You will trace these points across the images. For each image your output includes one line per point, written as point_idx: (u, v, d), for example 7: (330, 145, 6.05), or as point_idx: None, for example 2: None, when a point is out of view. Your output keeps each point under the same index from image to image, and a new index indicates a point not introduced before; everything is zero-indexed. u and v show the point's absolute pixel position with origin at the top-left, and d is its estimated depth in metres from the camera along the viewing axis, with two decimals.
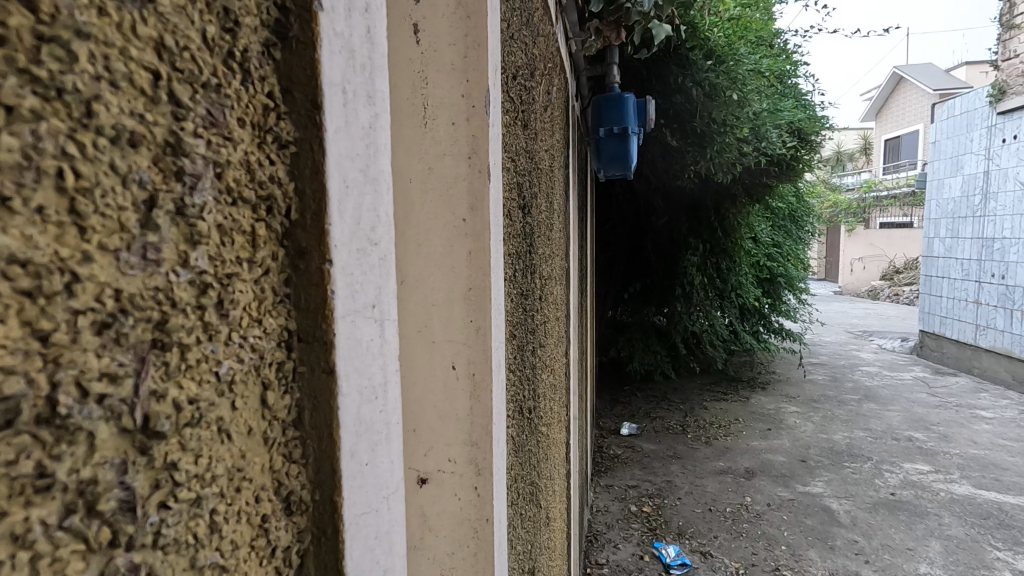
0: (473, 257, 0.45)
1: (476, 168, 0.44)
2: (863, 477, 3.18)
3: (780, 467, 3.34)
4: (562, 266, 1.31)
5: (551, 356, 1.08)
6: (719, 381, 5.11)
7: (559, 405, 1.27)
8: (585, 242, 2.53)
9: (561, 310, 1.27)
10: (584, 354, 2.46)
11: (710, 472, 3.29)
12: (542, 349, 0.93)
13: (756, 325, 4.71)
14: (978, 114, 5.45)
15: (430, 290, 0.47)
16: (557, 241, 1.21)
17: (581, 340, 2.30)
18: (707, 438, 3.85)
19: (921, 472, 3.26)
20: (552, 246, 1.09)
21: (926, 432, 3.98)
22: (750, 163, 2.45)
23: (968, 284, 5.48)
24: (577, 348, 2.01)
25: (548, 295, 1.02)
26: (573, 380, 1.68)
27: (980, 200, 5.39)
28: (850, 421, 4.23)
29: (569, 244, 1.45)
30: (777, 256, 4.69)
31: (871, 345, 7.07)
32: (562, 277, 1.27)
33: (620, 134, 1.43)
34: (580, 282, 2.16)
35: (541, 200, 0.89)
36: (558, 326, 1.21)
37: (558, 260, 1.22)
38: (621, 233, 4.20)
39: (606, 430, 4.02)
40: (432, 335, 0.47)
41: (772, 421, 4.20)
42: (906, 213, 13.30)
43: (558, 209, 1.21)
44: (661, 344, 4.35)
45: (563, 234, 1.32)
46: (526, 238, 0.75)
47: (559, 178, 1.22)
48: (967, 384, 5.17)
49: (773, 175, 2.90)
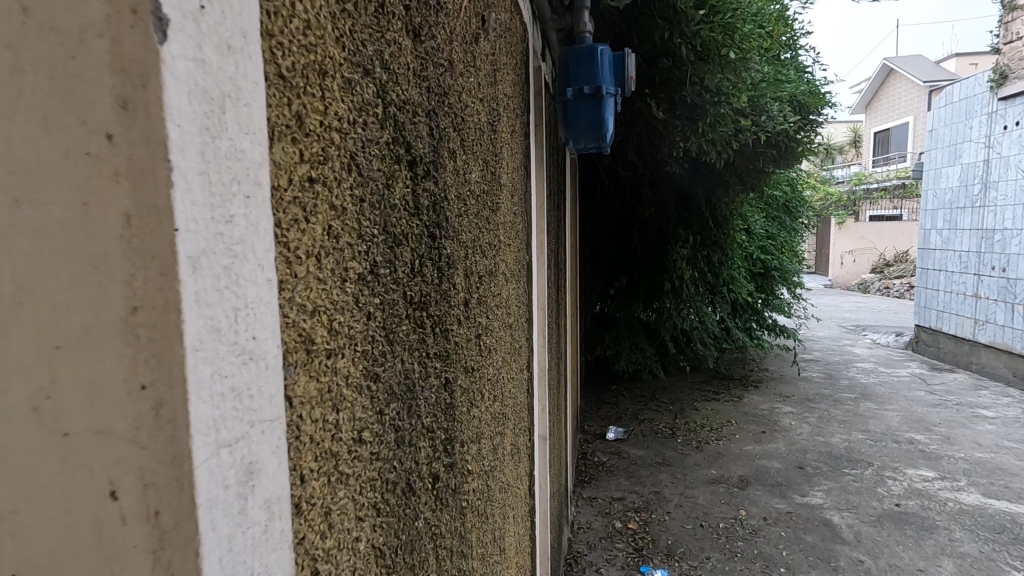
0: (143, 241, 0.20)
1: (134, 36, 0.19)
2: (863, 486, 2.96)
3: (776, 475, 3.11)
4: (518, 257, 1.05)
5: (495, 378, 0.82)
6: (710, 380, 4.90)
7: (515, 431, 1.02)
8: (563, 233, 2.27)
9: (516, 313, 1.02)
10: (561, 356, 2.22)
11: (701, 481, 3.06)
12: (472, 374, 0.68)
13: (749, 321, 4.48)
14: (977, 100, 5.25)
15: (51, 309, 0.19)
16: (508, 227, 0.94)
17: (557, 342, 2.04)
18: (697, 442, 3.63)
19: (925, 480, 3.05)
20: (495, 234, 0.83)
21: (928, 434, 3.77)
22: (747, 140, 2.23)
23: (967, 277, 5.32)
24: (549, 355, 1.76)
25: (486, 297, 0.76)
26: (542, 392, 1.44)
27: (979, 189, 5.20)
28: (848, 422, 4.02)
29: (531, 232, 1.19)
30: (771, 249, 4.46)
31: (865, 341, 6.91)
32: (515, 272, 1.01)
33: (592, 94, 1.15)
34: (553, 276, 1.90)
35: (463, 163, 0.63)
36: (510, 335, 0.96)
37: (509, 252, 0.96)
38: (607, 225, 3.91)
39: (591, 434, 3.78)
40: (61, 417, 0.19)
41: (766, 422, 3.98)
42: (897, 207, 13.16)
43: (509, 187, 0.95)
44: (649, 342, 4.14)
45: (519, 219, 1.06)
46: (421, 213, 0.48)
47: (510, 147, 0.96)
48: (966, 381, 4.99)
49: (770, 158, 2.65)
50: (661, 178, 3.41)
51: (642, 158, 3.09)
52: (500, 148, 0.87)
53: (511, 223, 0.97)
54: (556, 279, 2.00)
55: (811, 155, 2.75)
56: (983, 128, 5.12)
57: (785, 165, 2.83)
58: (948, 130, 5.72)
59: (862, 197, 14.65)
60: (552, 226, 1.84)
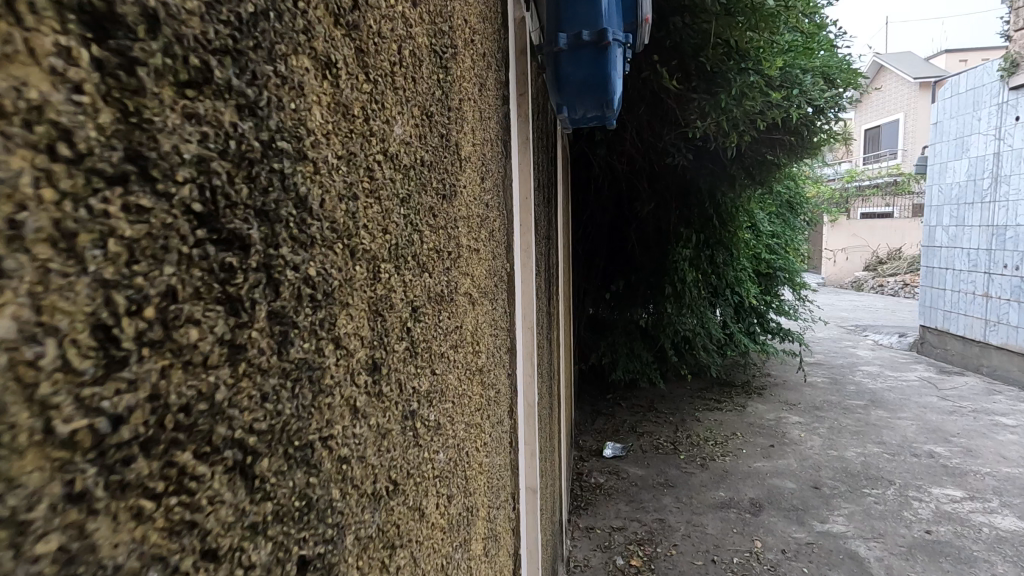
0: None
1: None
2: (888, 509, 2.69)
3: (790, 498, 2.83)
4: (492, 268, 0.74)
5: (449, 466, 0.51)
6: (711, 387, 4.62)
7: (492, 513, 0.72)
8: (553, 232, 1.98)
9: (489, 346, 0.71)
10: (553, 375, 1.92)
11: (709, 505, 2.77)
12: (397, 494, 0.37)
13: (752, 325, 4.20)
14: (986, 90, 5.00)
15: None
16: (473, 224, 0.63)
17: (548, 361, 1.75)
18: (701, 458, 3.35)
19: (953, 500, 2.79)
20: (448, 237, 0.52)
21: (948, 446, 3.51)
22: (777, 114, 1.94)
23: (976, 276, 5.08)
24: (540, 379, 1.46)
25: (427, 343, 0.45)
26: (531, 432, 1.14)
27: (988, 184, 4.96)
28: (861, 433, 3.76)
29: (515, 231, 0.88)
30: (776, 248, 4.19)
31: (867, 342, 6.67)
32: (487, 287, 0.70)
33: (594, 41, 0.84)
34: (544, 284, 1.61)
35: (357, 88, 0.31)
36: (480, 384, 0.65)
37: (476, 261, 0.65)
38: (602, 222, 3.62)
39: (586, 451, 3.49)
40: None
41: (773, 435, 3.71)
42: (890, 204, 13.01)
43: (475, 164, 0.64)
44: (647, 349, 3.85)
45: (493, 214, 0.75)
46: (158, 186, 0.17)
47: (476, 106, 0.65)
48: (978, 386, 4.75)
49: (784, 146, 2.38)
50: (663, 170, 3.12)
51: (641, 146, 2.81)
52: (458, 102, 0.56)
53: (480, 220, 0.67)
54: (547, 288, 1.71)
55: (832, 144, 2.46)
56: (992, 120, 4.89)
57: (801, 156, 2.54)
58: (955, 123, 5.47)
59: (854, 195, 14.52)
60: (540, 224, 1.54)
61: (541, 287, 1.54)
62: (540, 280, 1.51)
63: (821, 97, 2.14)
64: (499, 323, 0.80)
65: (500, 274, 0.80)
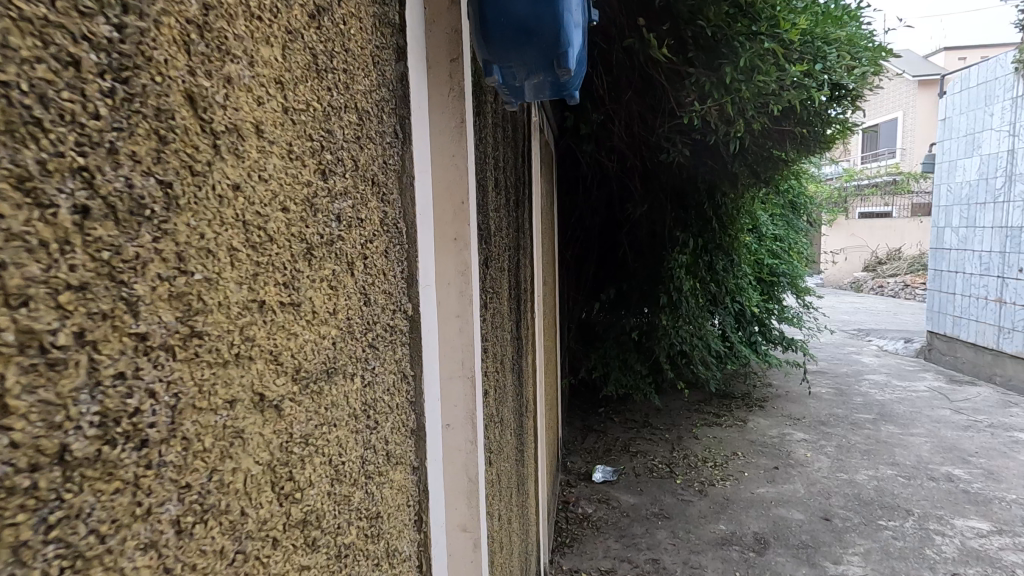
0: None
1: None
2: (908, 546, 2.41)
3: (799, 533, 2.54)
4: (349, 322, 0.44)
5: None
6: (709, 400, 4.34)
7: None
8: (526, 240, 1.70)
9: (338, 459, 0.41)
10: (526, 410, 1.63)
11: (709, 542, 2.48)
12: None
13: (753, 335, 3.91)
14: (999, 85, 4.72)
15: None
16: (273, 256, 0.33)
17: (517, 396, 1.46)
18: (699, 483, 3.07)
19: (979, 535, 2.52)
20: (129, 298, 0.23)
21: (967, 468, 3.23)
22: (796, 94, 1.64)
23: (989, 280, 4.81)
24: (499, 428, 1.17)
25: None
26: (470, 517, 0.85)
27: (1002, 183, 4.68)
28: (872, 452, 3.48)
29: (426, 253, 0.59)
30: (778, 251, 3.92)
31: (872, 348, 6.40)
32: (328, 362, 0.40)
33: None
34: (508, 305, 1.32)
35: None
36: (300, 555, 0.36)
37: (286, 321, 0.35)
38: (591, 226, 3.33)
39: (574, 475, 3.20)
40: None
41: (778, 455, 3.43)
42: (890, 203, 12.75)
43: (280, 143, 0.34)
44: (641, 362, 3.56)
45: (358, 231, 0.45)
46: None
47: (285, 40, 0.35)
48: (992, 397, 4.47)
49: (793, 137, 2.09)
50: (658, 167, 2.82)
51: (631, 141, 2.53)
52: (189, 5, 0.27)
53: (305, 247, 0.37)
54: (515, 309, 1.43)
55: (849, 136, 2.17)
56: (1006, 116, 4.62)
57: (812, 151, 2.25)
58: (965, 119, 5.18)
59: (853, 195, 14.28)
60: (503, 232, 1.26)
61: (504, 310, 1.26)
62: (502, 303, 1.22)
63: (841, 79, 1.84)
64: (379, 401, 0.50)
65: (379, 327, 0.50)
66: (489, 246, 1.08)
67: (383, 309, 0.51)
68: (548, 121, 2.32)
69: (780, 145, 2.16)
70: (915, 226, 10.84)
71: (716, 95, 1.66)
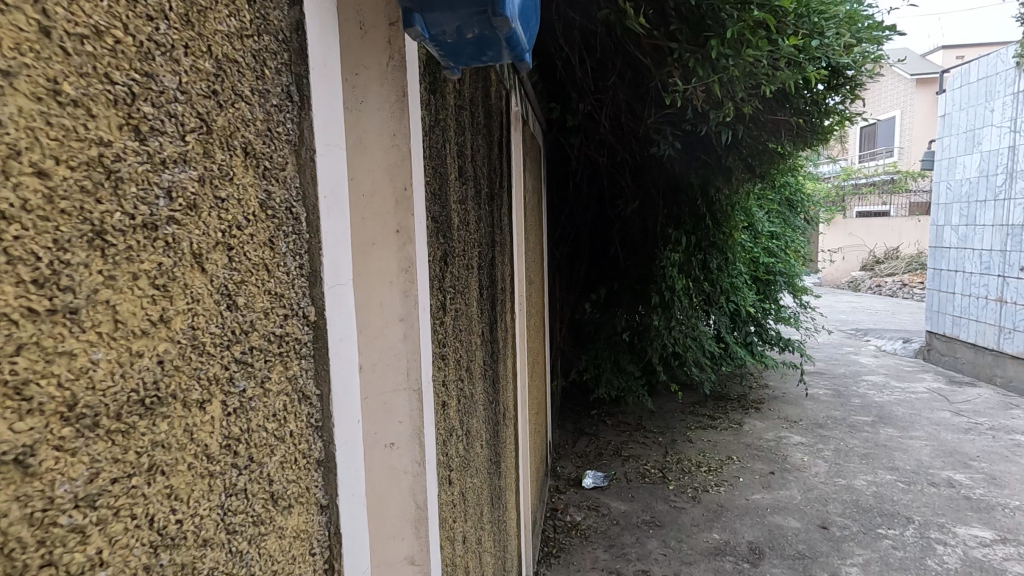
0: None
1: None
2: (909, 556, 2.32)
3: (795, 542, 2.44)
4: (195, 331, 0.33)
5: None
6: (705, 402, 4.25)
7: None
8: (505, 237, 1.60)
9: (169, 518, 0.31)
10: (504, 419, 1.53)
11: (702, 552, 2.38)
12: None
13: (749, 335, 3.81)
14: (1000, 80, 4.62)
15: None
16: (9, 243, 0.23)
17: (492, 405, 1.36)
18: (693, 489, 2.97)
19: (982, 544, 2.42)
20: None
21: (968, 472, 3.14)
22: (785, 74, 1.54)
23: (989, 279, 4.71)
24: (466, 441, 1.07)
25: None
26: (420, 550, 0.75)
27: (1003, 180, 4.58)
28: (871, 456, 3.39)
29: (339, 248, 0.49)
30: (774, 249, 3.82)
31: (870, 349, 6.31)
32: (146, 388, 0.30)
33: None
34: (479, 306, 1.22)
35: None
36: None
37: (46, 336, 0.25)
38: (581, 223, 3.22)
39: (563, 480, 3.11)
40: None
41: (774, 459, 3.33)
42: (887, 202, 12.69)
43: (27, 81, 0.24)
44: (634, 363, 3.46)
45: (213, 215, 0.35)
46: None
47: None
48: (992, 399, 4.38)
49: (790, 128, 1.99)
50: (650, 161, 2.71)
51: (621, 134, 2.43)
52: None
53: (89, 229, 0.26)
54: (488, 310, 1.33)
55: (848, 125, 2.06)
56: (1007, 111, 4.52)
57: (809, 143, 2.15)
58: (965, 115, 5.08)
59: (850, 194, 14.20)
60: (471, 225, 1.16)
61: (473, 312, 1.15)
62: (470, 304, 1.12)
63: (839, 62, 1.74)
64: (255, 434, 0.39)
65: (258, 338, 0.40)
66: (451, 239, 0.98)
67: (264, 316, 0.40)
68: (534, 113, 2.23)
69: (775, 137, 2.07)
70: (913, 226, 10.77)
71: (704, 80, 1.57)
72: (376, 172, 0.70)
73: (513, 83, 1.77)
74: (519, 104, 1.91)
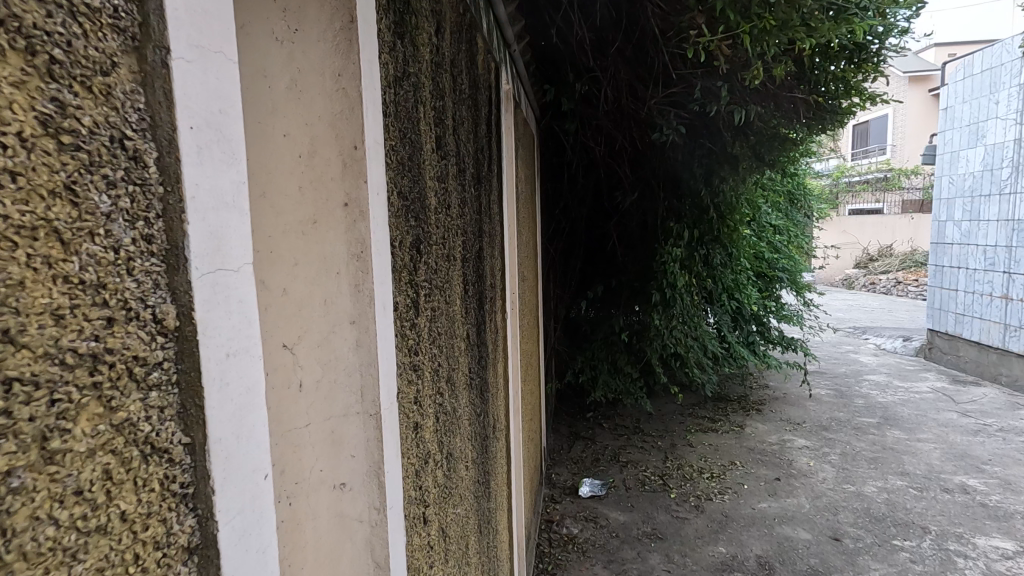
0: None
1: None
2: (929, 571, 2.17)
3: (806, 555, 2.29)
4: None
5: None
6: (704, 404, 4.10)
7: None
8: (495, 228, 1.43)
9: None
10: (494, 432, 1.36)
11: (708, 568, 2.22)
12: None
13: (751, 335, 3.66)
14: (1006, 70, 4.49)
15: None
16: None
17: (480, 418, 1.19)
18: (695, 498, 2.81)
19: (1005, 557, 2.28)
20: None
21: (982, 477, 3.00)
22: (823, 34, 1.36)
23: (994, 276, 4.59)
24: (447, 467, 0.89)
25: None
26: None
27: (1009, 174, 4.46)
28: (879, 461, 3.25)
29: (231, 213, 0.32)
30: (778, 245, 3.66)
31: (870, 347, 6.20)
32: None
33: None
34: (463, 304, 1.05)
35: None
36: None
37: None
38: (577, 217, 3.06)
39: (559, 489, 2.94)
40: None
41: (779, 464, 3.19)
42: (880, 200, 12.66)
43: None
44: (632, 364, 3.30)
45: None
46: None
47: None
48: (999, 399, 4.26)
49: (806, 108, 1.83)
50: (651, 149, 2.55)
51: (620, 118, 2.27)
52: None
53: None
54: (475, 309, 1.16)
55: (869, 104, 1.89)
56: (1014, 103, 4.40)
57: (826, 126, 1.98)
58: (969, 107, 4.95)
59: (843, 192, 14.17)
60: (454, 208, 0.99)
61: (456, 311, 0.98)
62: (452, 302, 0.95)
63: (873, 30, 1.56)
64: (25, 533, 0.22)
65: (26, 361, 0.22)
66: (426, 222, 0.81)
67: (46, 320, 0.23)
68: (526, 96, 2.07)
69: (787, 117, 1.91)
70: (907, 223, 10.73)
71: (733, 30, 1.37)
72: (316, 128, 0.54)
73: (503, 57, 1.59)
74: (511, 82, 1.74)
